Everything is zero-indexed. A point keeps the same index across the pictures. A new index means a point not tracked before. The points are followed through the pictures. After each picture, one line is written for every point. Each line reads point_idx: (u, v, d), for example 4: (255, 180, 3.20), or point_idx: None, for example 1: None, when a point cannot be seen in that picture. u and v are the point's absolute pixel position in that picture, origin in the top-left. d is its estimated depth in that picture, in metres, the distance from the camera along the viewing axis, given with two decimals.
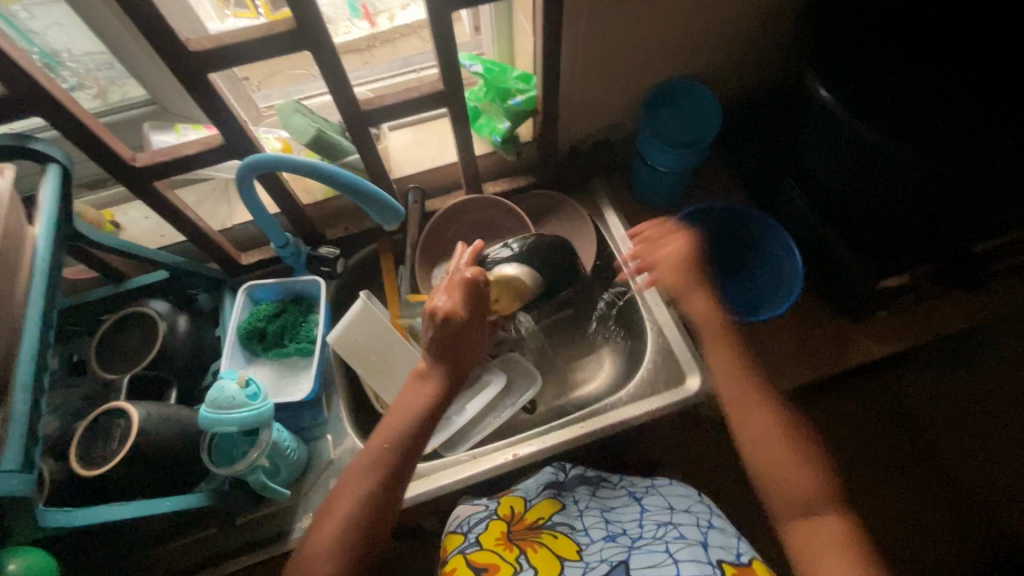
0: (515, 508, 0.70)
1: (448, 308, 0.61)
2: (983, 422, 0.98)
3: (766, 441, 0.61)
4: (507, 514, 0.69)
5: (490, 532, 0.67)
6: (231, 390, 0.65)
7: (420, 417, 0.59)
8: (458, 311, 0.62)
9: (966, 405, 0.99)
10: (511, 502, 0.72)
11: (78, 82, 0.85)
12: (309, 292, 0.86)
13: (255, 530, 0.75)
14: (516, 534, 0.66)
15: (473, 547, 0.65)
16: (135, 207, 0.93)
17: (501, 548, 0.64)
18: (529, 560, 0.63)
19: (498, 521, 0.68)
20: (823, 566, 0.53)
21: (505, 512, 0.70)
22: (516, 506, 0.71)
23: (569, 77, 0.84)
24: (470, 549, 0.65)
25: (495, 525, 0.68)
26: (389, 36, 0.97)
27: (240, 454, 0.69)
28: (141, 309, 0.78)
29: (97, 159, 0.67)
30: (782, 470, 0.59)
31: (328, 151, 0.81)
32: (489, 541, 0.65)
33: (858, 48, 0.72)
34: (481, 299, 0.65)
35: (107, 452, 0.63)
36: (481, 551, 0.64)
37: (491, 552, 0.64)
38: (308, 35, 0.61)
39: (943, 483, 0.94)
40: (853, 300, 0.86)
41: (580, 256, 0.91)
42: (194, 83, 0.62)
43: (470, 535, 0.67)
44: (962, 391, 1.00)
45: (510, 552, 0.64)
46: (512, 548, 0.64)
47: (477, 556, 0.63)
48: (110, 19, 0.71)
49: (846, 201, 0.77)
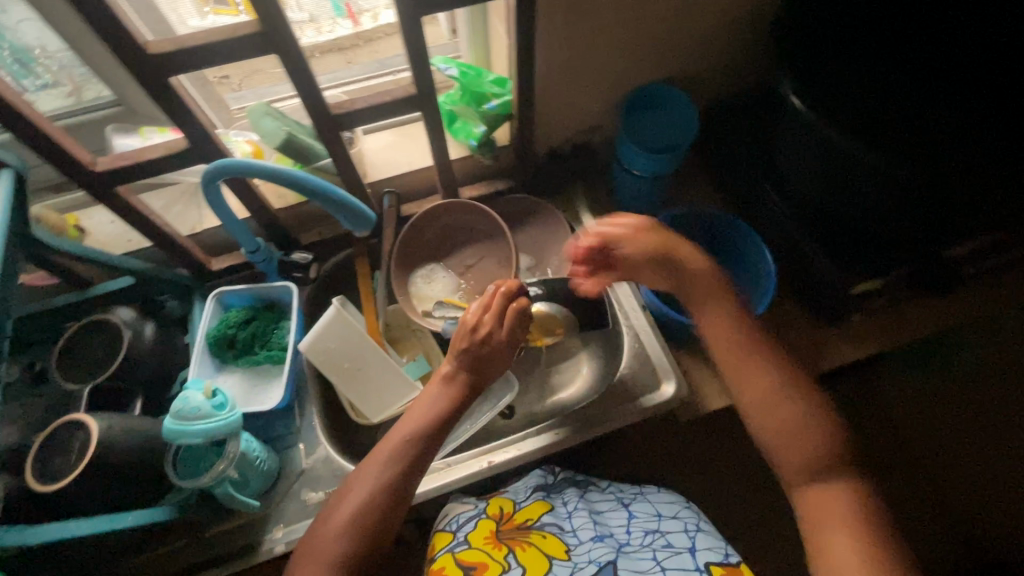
0: (504, 508, 0.69)
1: (490, 329, 0.66)
2: (962, 419, 1.01)
3: (783, 414, 0.60)
4: (496, 514, 0.68)
5: (479, 530, 0.66)
6: (197, 400, 0.63)
7: (438, 416, 0.64)
8: (497, 333, 0.66)
9: (945, 403, 1.02)
10: (500, 502, 0.71)
11: (50, 79, 0.81)
12: (281, 298, 0.84)
13: (226, 542, 0.73)
14: (505, 533, 0.65)
15: (462, 545, 0.64)
16: (100, 211, 0.91)
17: (489, 547, 0.63)
18: (517, 559, 0.62)
19: (487, 520, 0.67)
20: (826, 532, 0.55)
21: (494, 511, 0.69)
22: (505, 507, 0.70)
23: (544, 82, 0.83)
24: (459, 548, 0.64)
25: (484, 522, 0.67)
26: (372, 36, 0.95)
27: (206, 466, 0.67)
28: (103, 316, 0.75)
29: (55, 163, 0.64)
30: (789, 438, 0.59)
31: (299, 155, 0.80)
32: (478, 540, 0.64)
33: (830, 56, 0.72)
34: (521, 320, 0.68)
35: (63, 466, 0.60)
36: (470, 550, 0.63)
37: (479, 550, 0.63)
38: (273, 37, 0.60)
39: (922, 477, 0.98)
40: (828, 303, 0.86)
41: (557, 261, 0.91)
42: (155, 86, 0.61)
43: (459, 534, 0.67)
44: (941, 389, 1.02)
45: (497, 550, 0.62)
46: (501, 547, 0.63)
47: (466, 555, 0.63)
48: (71, 20, 0.69)
49: (825, 207, 0.77)
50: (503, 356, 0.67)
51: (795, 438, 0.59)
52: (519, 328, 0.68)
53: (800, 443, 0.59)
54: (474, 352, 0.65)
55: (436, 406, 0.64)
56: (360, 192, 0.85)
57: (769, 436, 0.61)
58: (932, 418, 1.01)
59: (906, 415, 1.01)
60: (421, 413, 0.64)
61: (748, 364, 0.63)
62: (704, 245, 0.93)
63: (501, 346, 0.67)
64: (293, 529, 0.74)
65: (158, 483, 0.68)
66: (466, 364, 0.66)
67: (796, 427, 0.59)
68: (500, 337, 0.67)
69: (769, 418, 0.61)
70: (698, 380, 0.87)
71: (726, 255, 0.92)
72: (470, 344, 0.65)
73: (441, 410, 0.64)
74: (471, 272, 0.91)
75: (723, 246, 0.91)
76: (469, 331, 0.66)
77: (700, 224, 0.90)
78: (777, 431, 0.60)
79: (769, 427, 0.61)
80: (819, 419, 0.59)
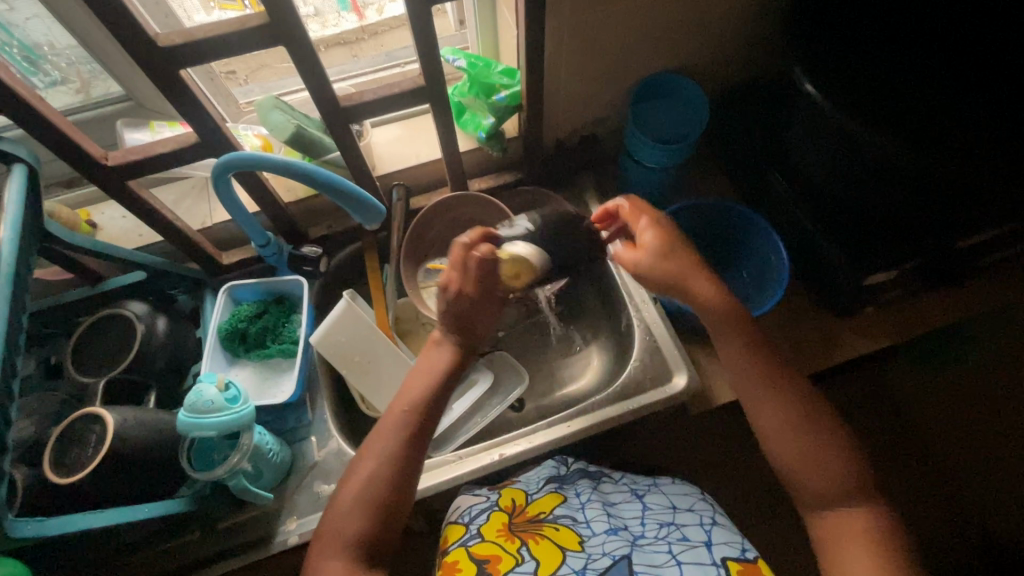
0: (516, 501, 0.70)
1: (457, 283, 0.65)
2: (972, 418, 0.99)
3: (799, 442, 0.60)
4: (508, 507, 0.69)
5: (491, 523, 0.66)
6: (210, 393, 0.63)
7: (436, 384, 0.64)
8: (464, 287, 0.65)
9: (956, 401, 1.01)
10: (512, 494, 0.71)
11: (61, 76, 0.82)
12: (292, 292, 0.84)
13: (238, 535, 0.73)
14: (516, 526, 0.65)
15: (474, 539, 0.64)
16: (111, 206, 0.91)
17: (501, 540, 0.63)
18: (530, 552, 0.61)
19: (499, 513, 0.68)
20: (849, 559, 0.53)
21: (506, 503, 0.69)
22: (517, 499, 0.70)
23: (553, 72, 0.82)
24: (472, 542, 0.64)
25: (496, 515, 0.67)
26: (378, 28, 0.95)
27: (220, 459, 0.67)
28: (117, 311, 0.76)
29: (67, 158, 0.65)
30: (803, 458, 0.59)
31: (309, 148, 0.80)
32: (490, 532, 0.65)
33: (844, 44, 0.71)
34: (489, 273, 0.66)
35: (82, 458, 0.61)
36: (482, 543, 0.63)
37: (492, 542, 0.63)
38: (282, 29, 0.59)
39: (927, 473, 0.98)
40: (841, 296, 0.85)
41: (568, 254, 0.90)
42: (165, 80, 0.60)
43: (472, 526, 0.67)
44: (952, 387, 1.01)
45: (511, 544, 0.62)
46: (514, 540, 0.63)
47: (479, 548, 0.63)
48: (79, 14, 0.69)
49: (838, 199, 0.76)
50: (485, 314, 0.67)
51: (810, 459, 0.59)
52: (491, 278, 0.66)
53: (818, 467, 0.58)
54: (448, 310, 0.66)
55: (432, 379, 0.65)
56: (369, 185, 0.84)
57: (783, 459, 0.61)
58: (937, 416, 1.01)
59: (912, 415, 1.01)
60: (417, 385, 0.65)
61: (763, 393, 0.63)
62: (715, 238, 0.92)
63: (475, 300, 0.66)
64: (305, 522, 0.74)
65: (173, 475, 0.69)
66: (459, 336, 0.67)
67: (812, 453, 0.59)
68: (469, 289, 0.65)
69: (779, 441, 0.61)
70: (709, 373, 0.87)
71: (734, 245, 0.92)
72: (446, 303, 0.66)
73: (434, 378, 0.65)
74: None
75: (733, 239, 0.91)
76: (442, 292, 0.67)
77: (710, 217, 0.90)
78: (791, 456, 0.60)
79: (780, 449, 0.61)
80: (839, 451, 0.59)
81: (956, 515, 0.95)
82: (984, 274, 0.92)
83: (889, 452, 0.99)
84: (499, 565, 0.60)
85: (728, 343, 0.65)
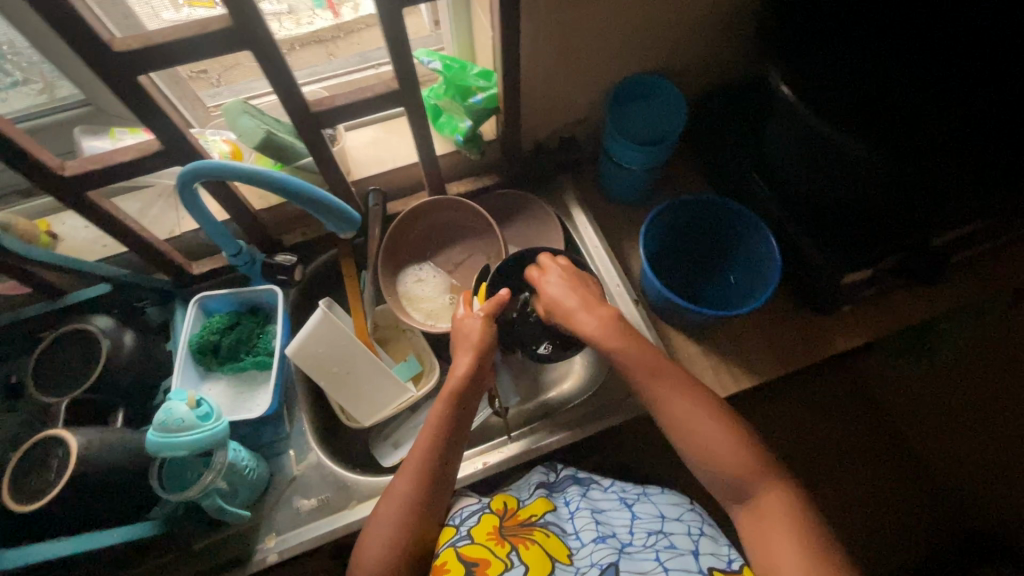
0: (508, 505, 0.69)
1: None
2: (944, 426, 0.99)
3: (721, 447, 0.58)
4: (500, 510, 0.68)
5: (482, 525, 0.65)
6: (181, 411, 0.61)
7: (450, 404, 0.66)
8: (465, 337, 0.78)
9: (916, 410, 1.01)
10: (503, 498, 0.71)
11: (22, 77, 0.77)
12: (266, 302, 0.81)
13: (214, 556, 0.71)
14: (507, 529, 0.65)
15: (465, 539, 0.63)
16: (71, 216, 0.88)
17: (492, 543, 0.62)
18: (520, 557, 0.60)
19: (491, 515, 0.67)
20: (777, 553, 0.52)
21: (497, 506, 0.69)
22: (509, 503, 0.70)
23: (532, 74, 0.81)
24: (461, 543, 0.63)
25: (487, 518, 0.67)
26: (354, 26, 0.92)
27: (192, 478, 0.65)
28: (82, 326, 0.73)
29: (18, 170, 0.61)
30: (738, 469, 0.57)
31: (278, 153, 0.77)
32: (481, 535, 0.64)
33: (820, 41, 0.70)
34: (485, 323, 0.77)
35: (43, 485, 0.58)
36: (472, 544, 0.62)
37: (482, 545, 0.62)
38: (247, 33, 0.57)
39: (889, 471, 1.00)
40: (815, 292, 0.86)
41: (602, 279, 0.88)
42: (122, 86, 0.57)
43: (461, 528, 0.65)
44: (921, 393, 1.01)
45: (501, 548, 0.62)
46: (504, 544, 0.62)
47: (468, 550, 0.61)
48: (30, 17, 0.65)
49: (817, 197, 0.76)
50: (492, 336, 0.71)
51: (728, 459, 0.57)
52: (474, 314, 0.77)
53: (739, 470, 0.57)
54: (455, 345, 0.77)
55: (444, 399, 0.67)
56: (343, 192, 0.82)
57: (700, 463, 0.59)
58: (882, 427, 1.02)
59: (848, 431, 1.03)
60: (440, 407, 0.66)
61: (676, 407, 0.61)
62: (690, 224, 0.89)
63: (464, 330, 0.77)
64: (285, 539, 0.72)
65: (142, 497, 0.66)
66: (471, 370, 0.68)
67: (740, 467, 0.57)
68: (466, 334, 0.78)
69: (707, 454, 0.58)
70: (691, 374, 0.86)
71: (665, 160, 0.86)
72: None
73: (453, 396, 0.67)
74: (460, 270, 0.90)
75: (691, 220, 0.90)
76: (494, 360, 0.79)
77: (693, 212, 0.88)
78: (718, 461, 0.58)
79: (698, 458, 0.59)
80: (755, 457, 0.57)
81: (897, 524, 0.97)
82: (954, 271, 0.92)
83: (853, 449, 1.02)
84: (487, 570, 0.59)
85: (651, 382, 0.63)
